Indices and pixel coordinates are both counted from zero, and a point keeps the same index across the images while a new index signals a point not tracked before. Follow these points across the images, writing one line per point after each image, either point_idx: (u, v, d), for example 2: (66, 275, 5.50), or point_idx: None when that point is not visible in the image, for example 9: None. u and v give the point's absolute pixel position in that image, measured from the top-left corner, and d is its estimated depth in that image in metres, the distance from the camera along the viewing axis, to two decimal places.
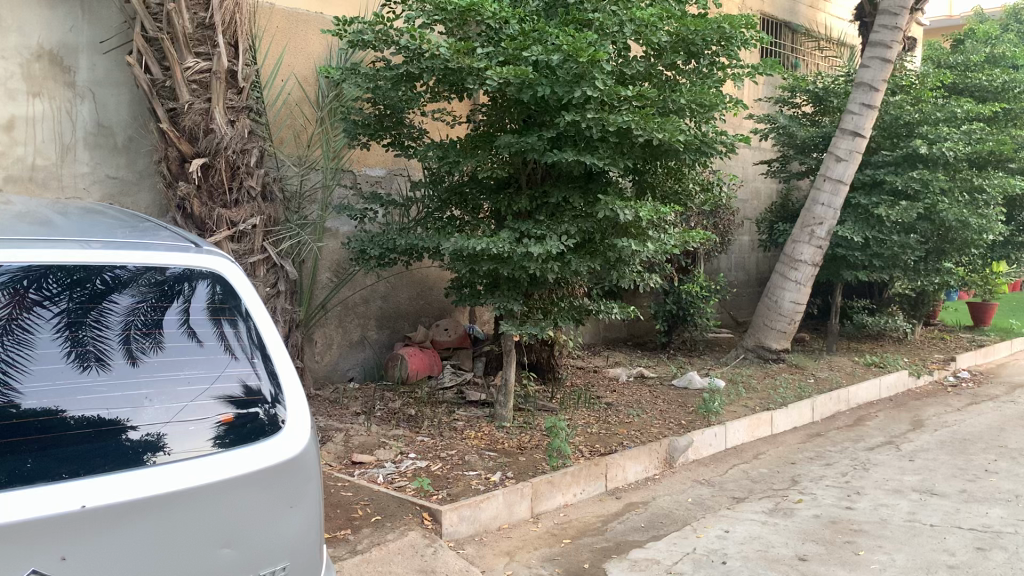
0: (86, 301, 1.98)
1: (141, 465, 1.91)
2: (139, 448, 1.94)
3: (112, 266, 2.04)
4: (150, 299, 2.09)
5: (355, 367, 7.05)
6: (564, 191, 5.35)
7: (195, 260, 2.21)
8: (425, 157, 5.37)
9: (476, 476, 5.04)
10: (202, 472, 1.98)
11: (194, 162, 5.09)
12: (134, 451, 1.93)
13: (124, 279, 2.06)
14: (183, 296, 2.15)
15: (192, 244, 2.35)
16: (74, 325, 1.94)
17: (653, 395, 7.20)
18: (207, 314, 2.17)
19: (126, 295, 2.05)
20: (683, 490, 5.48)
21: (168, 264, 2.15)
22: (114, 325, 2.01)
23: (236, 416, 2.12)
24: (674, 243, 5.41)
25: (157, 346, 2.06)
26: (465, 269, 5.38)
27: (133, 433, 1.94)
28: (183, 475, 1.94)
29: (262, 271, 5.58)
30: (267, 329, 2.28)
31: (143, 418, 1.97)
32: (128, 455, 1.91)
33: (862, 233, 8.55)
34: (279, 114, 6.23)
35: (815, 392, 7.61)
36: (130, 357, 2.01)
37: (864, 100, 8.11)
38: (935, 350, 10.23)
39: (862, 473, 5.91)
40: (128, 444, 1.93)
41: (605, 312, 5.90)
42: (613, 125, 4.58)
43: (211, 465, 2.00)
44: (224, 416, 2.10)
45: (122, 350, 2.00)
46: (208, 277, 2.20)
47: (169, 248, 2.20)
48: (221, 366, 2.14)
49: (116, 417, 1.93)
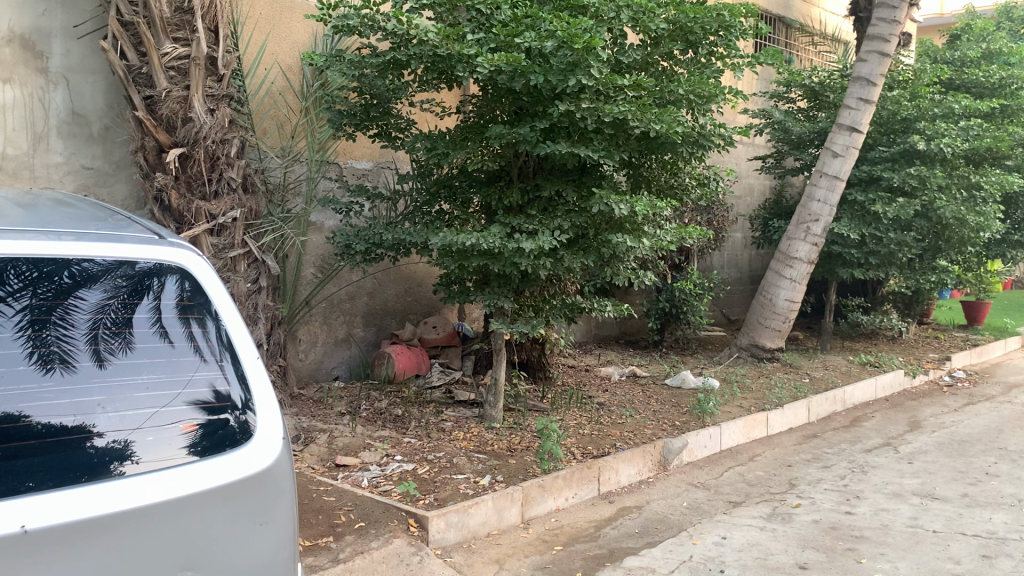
0: (51, 297, 1.86)
1: (105, 477, 1.77)
2: (104, 457, 1.80)
3: (81, 259, 1.91)
4: (120, 295, 1.95)
5: (341, 365, 6.85)
6: (557, 184, 5.17)
7: (166, 253, 2.05)
8: (413, 149, 5.19)
9: (464, 479, 4.86)
10: (165, 487, 1.81)
11: (172, 152, 4.89)
12: (98, 461, 1.78)
13: (95, 274, 1.92)
14: (152, 292, 2.00)
15: (159, 235, 2.17)
16: (38, 323, 1.82)
17: (646, 395, 7.04)
18: (176, 312, 2.01)
19: (95, 291, 1.91)
20: (678, 493, 5.32)
21: (138, 258, 2.00)
22: (80, 323, 1.88)
23: (204, 424, 1.94)
24: (670, 240, 5.27)
25: (126, 346, 1.92)
26: (454, 265, 5.20)
27: (99, 441, 1.80)
28: (144, 491, 1.78)
29: (243, 266, 5.38)
30: (238, 328, 2.10)
31: (107, 424, 1.83)
32: (94, 465, 1.77)
33: (858, 230, 8.41)
34: (261, 104, 6.02)
35: (811, 392, 7.46)
36: (98, 358, 1.88)
37: (861, 94, 7.96)
38: (930, 349, 10.10)
39: (861, 476, 5.77)
40: (93, 452, 1.78)
41: (598, 310, 5.73)
42: (608, 115, 4.40)
43: (174, 479, 1.83)
44: (191, 424, 1.93)
45: (89, 350, 1.87)
46: (177, 273, 2.04)
47: (139, 241, 2.05)
48: (188, 369, 1.97)
49: (82, 422, 1.80)
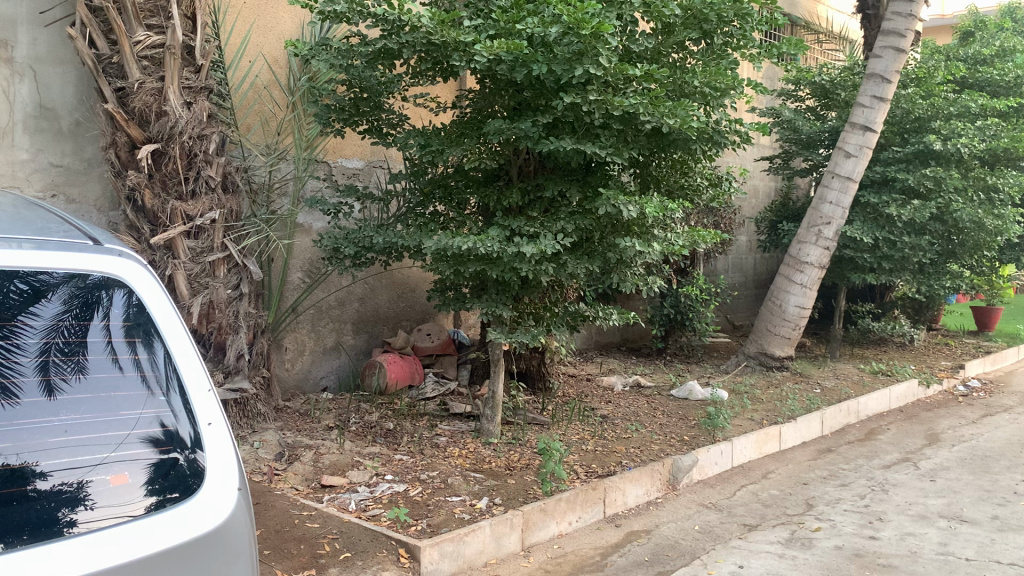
0: None
1: (53, 527, 1.49)
2: (52, 503, 1.52)
3: (33, 271, 1.67)
4: (73, 311, 1.70)
5: (330, 375, 6.49)
6: (560, 183, 4.82)
7: (118, 265, 1.79)
8: (406, 145, 4.84)
9: (460, 502, 4.51)
10: (102, 549, 1.48)
11: (145, 148, 4.55)
12: (44, 509, 1.50)
13: (51, 287, 1.68)
14: (101, 308, 1.72)
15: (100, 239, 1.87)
16: None
17: (652, 407, 6.69)
18: (123, 335, 1.72)
19: (50, 306, 1.68)
20: (689, 516, 4.97)
21: (88, 270, 1.73)
22: (28, 347, 1.63)
23: (154, 467, 1.64)
24: (682, 244, 4.88)
25: (79, 372, 1.66)
26: (449, 271, 4.84)
27: (42, 484, 1.54)
28: (82, 556, 1.46)
29: (223, 271, 5.03)
30: (185, 352, 1.79)
31: (52, 464, 1.56)
32: (38, 514, 1.49)
33: (871, 233, 8.07)
34: (245, 99, 5.67)
35: (824, 404, 7.12)
36: (48, 389, 1.62)
37: (876, 92, 7.63)
38: (942, 357, 9.75)
39: (881, 496, 5.41)
40: (37, 498, 1.51)
41: (603, 318, 5.38)
42: (618, 108, 4.05)
43: (114, 541, 1.50)
44: (138, 467, 1.62)
45: (38, 381, 1.61)
46: (127, 285, 1.77)
47: (86, 250, 1.77)
48: (133, 403, 1.68)
49: (25, 463, 1.54)
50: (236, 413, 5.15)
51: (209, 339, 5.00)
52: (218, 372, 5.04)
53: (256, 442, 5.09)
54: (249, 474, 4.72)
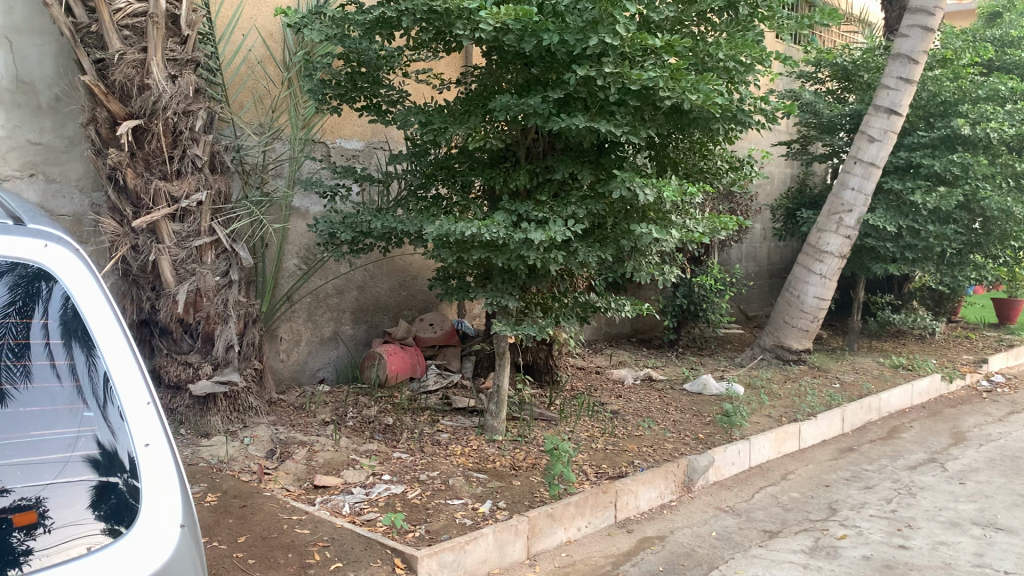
0: None
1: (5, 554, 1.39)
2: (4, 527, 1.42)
3: None
4: (16, 307, 1.56)
5: (327, 366, 6.20)
6: (571, 165, 4.49)
7: (64, 264, 1.62)
8: (405, 123, 4.51)
9: (462, 506, 4.22)
10: None
11: (125, 124, 4.25)
12: None
13: None
14: (42, 305, 1.57)
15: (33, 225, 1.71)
16: None
17: (664, 402, 6.39)
18: (61, 337, 1.57)
19: None
20: (705, 520, 4.67)
21: (28, 260, 1.58)
22: None
23: (95, 491, 1.50)
24: (702, 230, 4.54)
25: (27, 379, 1.53)
26: (451, 259, 4.53)
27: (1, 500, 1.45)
28: None
29: (210, 257, 4.75)
30: (123, 363, 1.61)
31: (11, 479, 1.47)
32: None
33: (895, 222, 7.72)
34: (237, 74, 5.36)
35: (844, 400, 6.80)
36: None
37: (901, 73, 7.27)
38: (963, 351, 9.41)
39: (909, 500, 5.10)
40: None
41: (614, 310, 5.07)
42: (636, 82, 3.72)
43: None
44: (78, 490, 1.49)
45: None
46: (65, 281, 1.61)
47: (25, 237, 1.62)
48: (68, 420, 1.53)
49: None
50: (227, 407, 4.87)
51: (196, 329, 4.76)
52: (207, 363, 4.77)
53: (246, 438, 4.81)
54: (238, 473, 4.44)
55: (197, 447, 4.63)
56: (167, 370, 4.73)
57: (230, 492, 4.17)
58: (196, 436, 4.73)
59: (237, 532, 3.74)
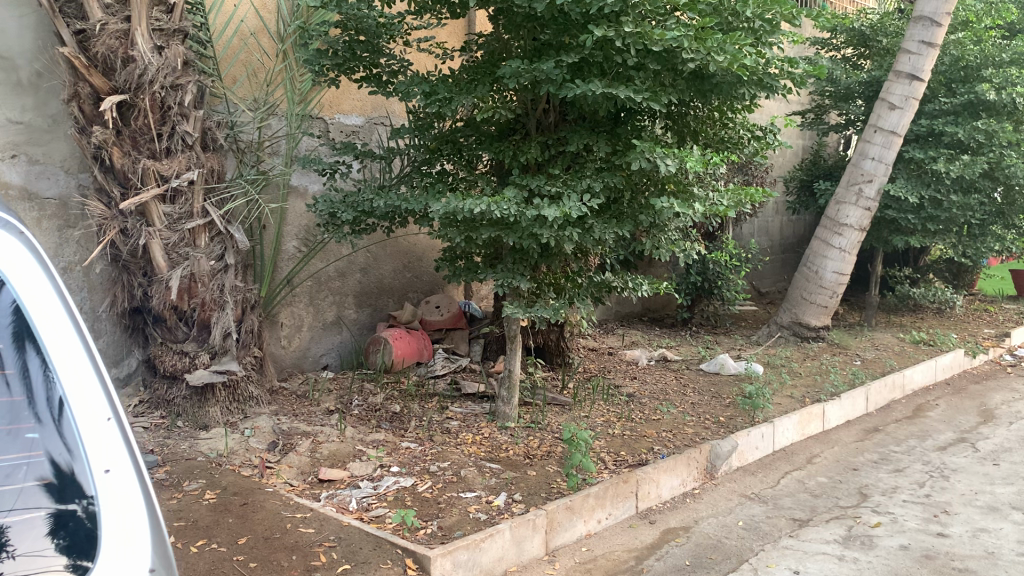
0: None
1: None
2: None
3: None
4: None
5: (330, 352, 5.96)
6: (586, 136, 4.21)
7: (13, 262, 1.41)
8: (408, 94, 4.23)
9: (475, 499, 3.99)
10: None
11: (108, 99, 3.99)
12: None
13: None
14: None
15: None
16: None
17: (682, 384, 6.16)
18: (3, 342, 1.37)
19: None
20: (731, 509, 4.44)
21: None
22: None
23: (52, 521, 1.31)
24: (727, 203, 4.26)
25: None
26: (459, 238, 4.28)
27: None
28: None
29: (204, 240, 4.50)
30: (79, 372, 1.39)
31: None
32: None
33: (916, 192, 7.44)
34: (229, 47, 5.08)
35: (867, 378, 6.55)
36: None
37: (924, 37, 6.94)
38: (984, 324, 9.14)
39: (942, 483, 4.86)
40: None
41: (631, 289, 4.80)
42: (657, 44, 3.48)
43: None
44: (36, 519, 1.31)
45: None
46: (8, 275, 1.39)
47: None
48: (19, 442, 1.35)
49: None
50: (226, 397, 4.66)
51: (192, 317, 4.52)
52: (204, 352, 4.54)
53: (247, 429, 4.59)
54: (238, 468, 4.22)
55: (195, 441, 4.41)
56: (163, 360, 4.56)
57: (230, 489, 3.95)
58: (194, 429, 4.54)
59: (237, 533, 3.51)
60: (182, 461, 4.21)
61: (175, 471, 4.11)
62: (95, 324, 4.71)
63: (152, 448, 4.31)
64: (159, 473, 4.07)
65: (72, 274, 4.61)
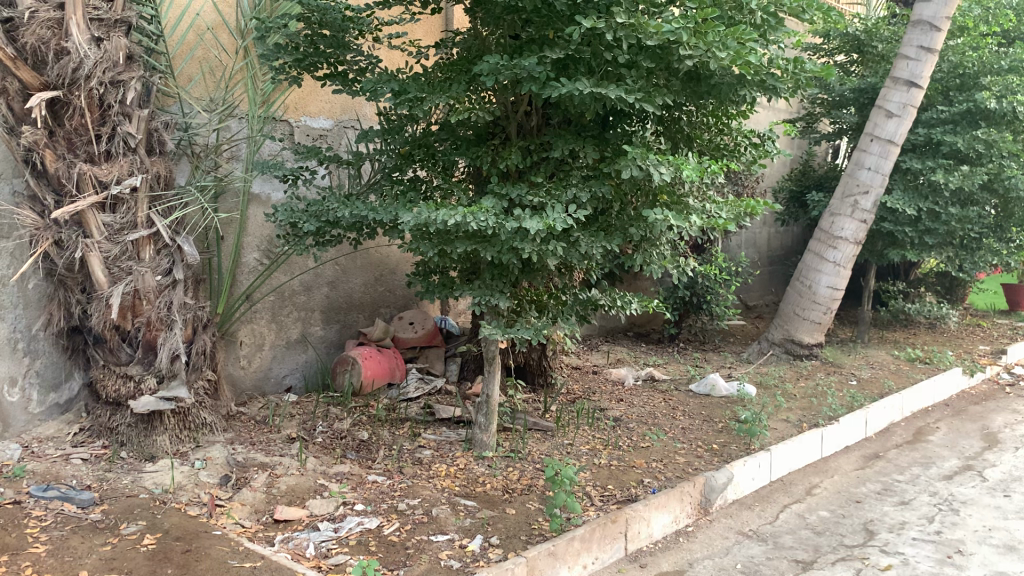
0: None
1: None
2: None
3: None
4: None
5: (294, 373, 5.55)
6: (571, 141, 3.83)
7: None
8: (375, 93, 3.83)
9: (447, 544, 3.58)
10: None
11: (37, 95, 3.62)
12: None
13: None
14: None
15: None
16: None
17: (671, 406, 5.80)
18: None
19: None
20: (728, 550, 4.06)
21: None
22: None
23: None
24: (726, 215, 3.89)
25: None
26: (432, 252, 3.88)
27: None
28: None
29: (150, 253, 4.09)
30: None
31: None
32: None
33: (914, 204, 7.15)
34: (183, 42, 4.65)
35: (866, 400, 6.21)
36: None
37: (923, 41, 6.64)
38: (978, 341, 8.85)
39: (953, 518, 4.50)
40: None
41: (619, 308, 4.42)
42: (652, 37, 3.12)
43: None
44: None
45: None
46: None
47: None
48: None
49: None
50: (175, 425, 4.25)
51: (136, 337, 4.10)
52: (151, 376, 4.10)
53: (198, 461, 4.17)
54: (185, 506, 3.78)
55: (139, 475, 3.98)
56: (105, 385, 4.14)
57: (173, 533, 3.50)
58: (139, 460, 4.11)
59: None
60: (122, 499, 3.77)
61: (113, 511, 3.66)
62: (32, 345, 4.25)
63: (90, 484, 3.87)
64: (94, 513, 3.62)
65: (5, 289, 4.10)
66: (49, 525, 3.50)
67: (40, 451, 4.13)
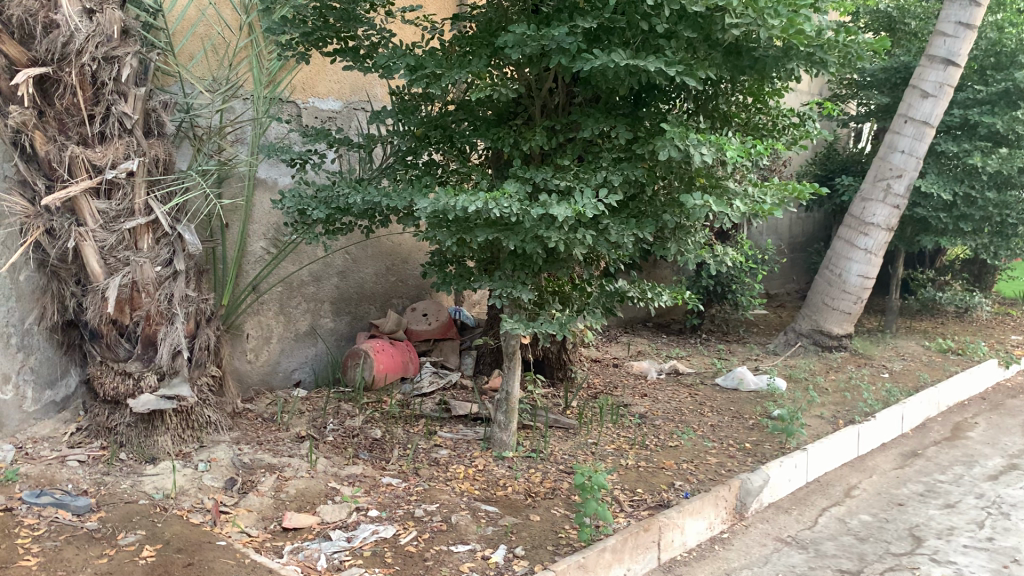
0: None
1: None
2: None
3: None
4: None
5: (303, 367, 5.29)
6: (601, 120, 3.55)
7: None
8: (389, 69, 3.55)
9: (468, 555, 3.32)
10: None
11: (25, 71, 3.37)
12: None
13: None
14: None
15: None
16: None
17: (697, 402, 5.53)
18: None
19: None
20: (766, 558, 3.78)
21: None
22: None
23: None
24: (768, 201, 3.59)
25: None
26: (450, 241, 3.60)
27: None
28: None
29: (148, 241, 3.84)
30: None
31: None
32: None
33: (949, 188, 6.84)
34: (184, 16, 4.39)
35: (903, 394, 5.92)
36: None
37: (961, 17, 6.33)
38: (1010, 330, 8.53)
39: (1005, 523, 4.22)
40: None
41: (648, 300, 4.14)
42: (697, 4, 2.84)
43: None
44: None
45: None
46: None
47: None
48: None
49: None
50: (178, 424, 4.01)
51: (135, 332, 3.84)
52: (151, 373, 3.84)
53: (201, 463, 3.92)
54: (187, 513, 3.53)
55: (139, 478, 3.74)
56: (103, 382, 3.87)
57: (174, 544, 3.24)
58: (139, 462, 3.86)
59: None
60: (120, 505, 3.52)
61: (110, 519, 3.41)
62: (26, 340, 3.99)
63: (86, 488, 3.62)
64: (91, 522, 3.38)
65: None
66: (41, 534, 3.26)
67: (35, 453, 3.88)
